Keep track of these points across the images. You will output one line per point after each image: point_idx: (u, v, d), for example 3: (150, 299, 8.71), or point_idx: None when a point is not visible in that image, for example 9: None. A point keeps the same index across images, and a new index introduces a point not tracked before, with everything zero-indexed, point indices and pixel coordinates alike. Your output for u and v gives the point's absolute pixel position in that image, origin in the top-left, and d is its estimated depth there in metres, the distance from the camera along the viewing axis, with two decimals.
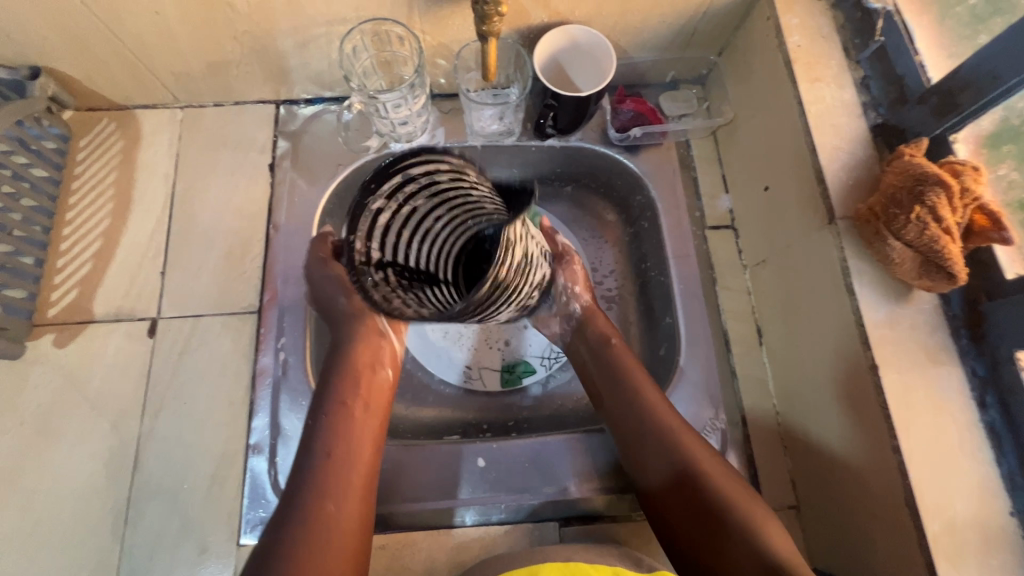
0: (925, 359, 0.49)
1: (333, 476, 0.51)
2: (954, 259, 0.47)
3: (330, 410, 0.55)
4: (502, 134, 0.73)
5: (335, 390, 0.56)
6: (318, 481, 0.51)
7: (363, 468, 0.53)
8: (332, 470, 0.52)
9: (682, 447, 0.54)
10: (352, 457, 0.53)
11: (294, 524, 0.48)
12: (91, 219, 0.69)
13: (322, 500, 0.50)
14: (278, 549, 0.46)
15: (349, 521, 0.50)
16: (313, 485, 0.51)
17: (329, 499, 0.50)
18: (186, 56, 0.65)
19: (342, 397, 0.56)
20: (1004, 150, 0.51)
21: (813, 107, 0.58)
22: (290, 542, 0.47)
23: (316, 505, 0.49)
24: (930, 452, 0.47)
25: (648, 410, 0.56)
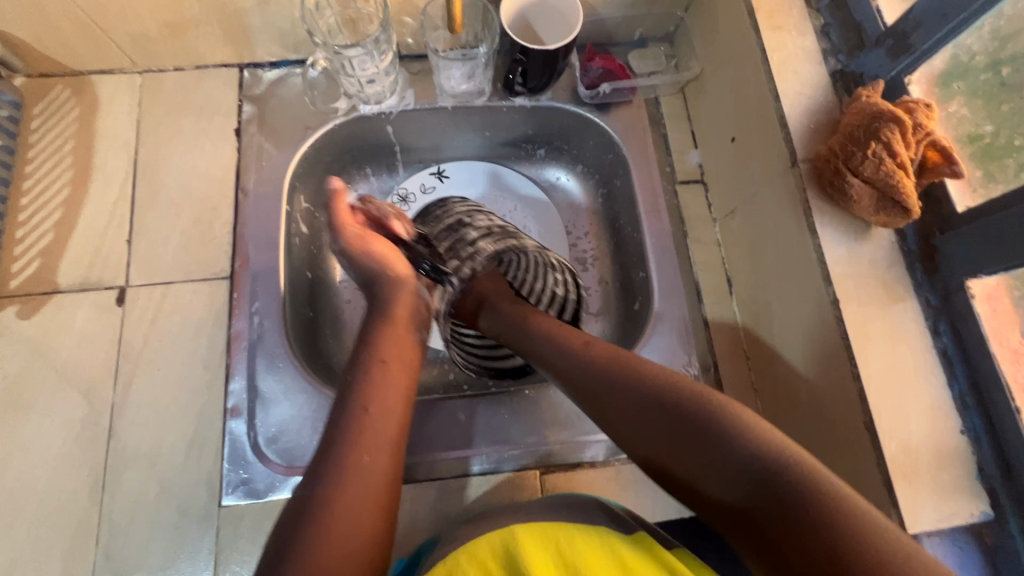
0: (883, 292, 0.51)
1: (370, 429, 0.47)
2: (908, 192, 0.48)
3: (368, 367, 0.52)
4: (471, 94, 0.74)
5: (378, 339, 0.55)
6: (356, 434, 0.47)
7: (398, 426, 0.49)
8: (370, 425, 0.47)
9: (668, 392, 0.47)
10: (386, 412, 0.49)
11: (325, 472, 0.44)
12: (50, 188, 0.67)
13: (356, 452, 0.45)
14: (311, 499, 0.43)
15: (380, 486, 0.45)
16: (348, 435, 0.47)
17: (363, 452, 0.46)
18: (142, 15, 0.63)
19: (381, 355, 0.53)
20: (954, 88, 0.52)
21: (775, 55, 0.59)
22: (323, 495, 0.43)
23: (349, 458, 0.45)
24: (888, 378, 0.49)
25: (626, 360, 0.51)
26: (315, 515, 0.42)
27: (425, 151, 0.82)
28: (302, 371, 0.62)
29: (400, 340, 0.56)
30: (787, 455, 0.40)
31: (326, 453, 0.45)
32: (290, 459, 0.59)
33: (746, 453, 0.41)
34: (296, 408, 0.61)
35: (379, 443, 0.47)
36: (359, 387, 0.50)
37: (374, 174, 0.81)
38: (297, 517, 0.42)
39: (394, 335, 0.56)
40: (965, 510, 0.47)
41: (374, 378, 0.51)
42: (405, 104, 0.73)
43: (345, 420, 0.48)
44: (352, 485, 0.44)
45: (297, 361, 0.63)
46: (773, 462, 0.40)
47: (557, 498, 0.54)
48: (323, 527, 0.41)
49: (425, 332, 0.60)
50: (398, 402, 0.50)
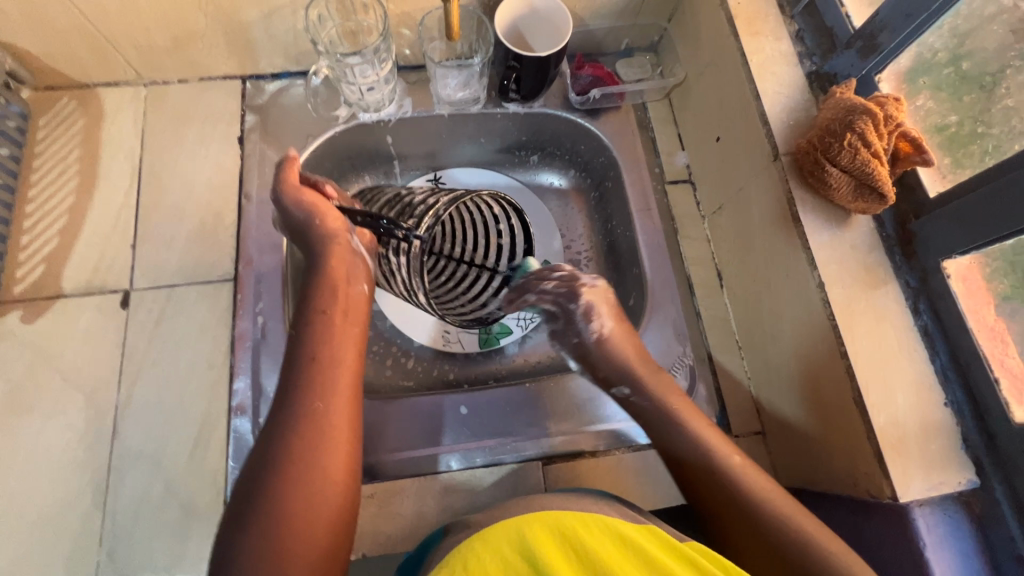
0: (866, 275, 0.54)
1: (321, 377, 0.49)
2: (883, 179, 0.51)
3: (310, 319, 0.53)
4: (467, 102, 0.77)
5: (317, 293, 0.55)
6: (312, 382, 0.48)
7: (349, 373, 0.51)
8: (321, 372, 0.49)
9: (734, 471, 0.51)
10: (336, 360, 0.51)
11: (280, 420, 0.46)
12: (56, 196, 0.69)
13: (311, 398, 0.47)
14: (274, 440, 0.45)
15: (339, 426, 0.47)
16: (303, 384, 0.48)
17: (316, 399, 0.47)
18: (149, 27, 0.66)
19: (323, 307, 0.54)
20: (920, 83, 0.55)
21: (754, 58, 0.63)
22: (286, 441, 0.45)
23: (306, 405, 0.47)
24: (874, 355, 0.51)
25: (680, 417, 0.56)
26: (282, 460, 0.44)
27: (421, 157, 0.85)
28: None
29: (341, 289, 0.56)
30: (818, 544, 0.45)
31: (281, 404, 0.47)
32: None
33: (789, 532, 0.46)
34: None
35: (334, 389, 0.48)
36: (308, 335, 0.52)
37: (370, 176, 0.84)
38: (264, 458, 0.44)
39: (333, 291, 0.55)
40: (954, 479, 0.49)
41: (317, 329, 0.52)
42: (403, 112, 0.77)
43: (299, 369, 0.49)
44: (307, 430, 0.46)
45: None
46: (783, 530, 0.47)
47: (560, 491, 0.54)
48: (289, 467, 0.44)
49: (369, 284, 0.58)
50: (348, 351, 0.52)
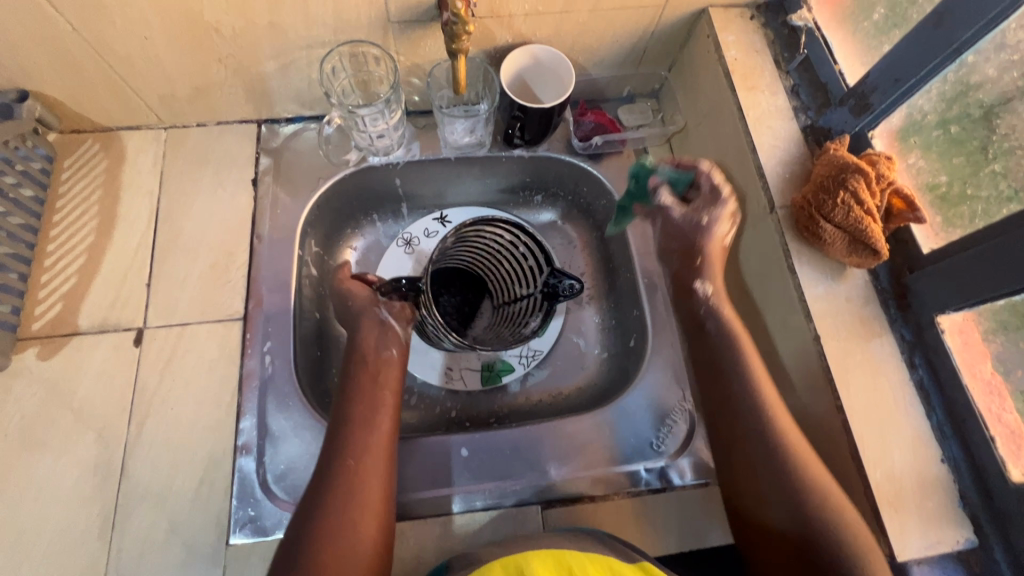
0: (861, 328, 0.55)
1: (354, 438, 0.56)
2: (876, 236, 0.53)
3: (344, 386, 0.61)
4: (473, 146, 0.80)
5: (350, 361, 0.63)
6: (345, 444, 0.55)
7: (379, 432, 0.57)
8: (353, 434, 0.56)
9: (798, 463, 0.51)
10: (367, 422, 0.57)
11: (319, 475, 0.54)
12: (77, 235, 0.71)
13: (343, 459, 0.54)
14: (315, 497, 0.52)
15: (367, 481, 0.54)
16: (336, 445, 0.55)
17: (349, 458, 0.54)
18: (173, 77, 0.69)
19: (353, 374, 0.62)
20: (911, 142, 0.57)
21: (751, 112, 0.65)
22: (323, 497, 0.52)
23: (339, 464, 0.54)
24: (869, 409, 0.52)
25: (780, 431, 0.53)
26: (318, 515, 0.51)
27: (428, 197, 0.87)
28: (310, 409, 0.65)
29: (372, 356, 0.63)
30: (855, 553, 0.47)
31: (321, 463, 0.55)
32: (297, 496, 0.61)
33: (832, 534, 0.48)
34: (304, 446, 0.63)
35: (365, 448, 0.55)
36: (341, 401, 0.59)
37: (379, 219, 0.86)
38: (306, 514, 0.52)
39: (363, 357, 0.62)
40: (951, 537, 0.49)
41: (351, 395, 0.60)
42: (411, 155, 0.80)
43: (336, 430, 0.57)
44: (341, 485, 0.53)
45: (306, 400, 0.65)
46: (823, 527, 0.48)
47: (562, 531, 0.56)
48: (323, 522, 0.50)
49: (400, 348, 0.64)
50: (380, 412, 0.59)
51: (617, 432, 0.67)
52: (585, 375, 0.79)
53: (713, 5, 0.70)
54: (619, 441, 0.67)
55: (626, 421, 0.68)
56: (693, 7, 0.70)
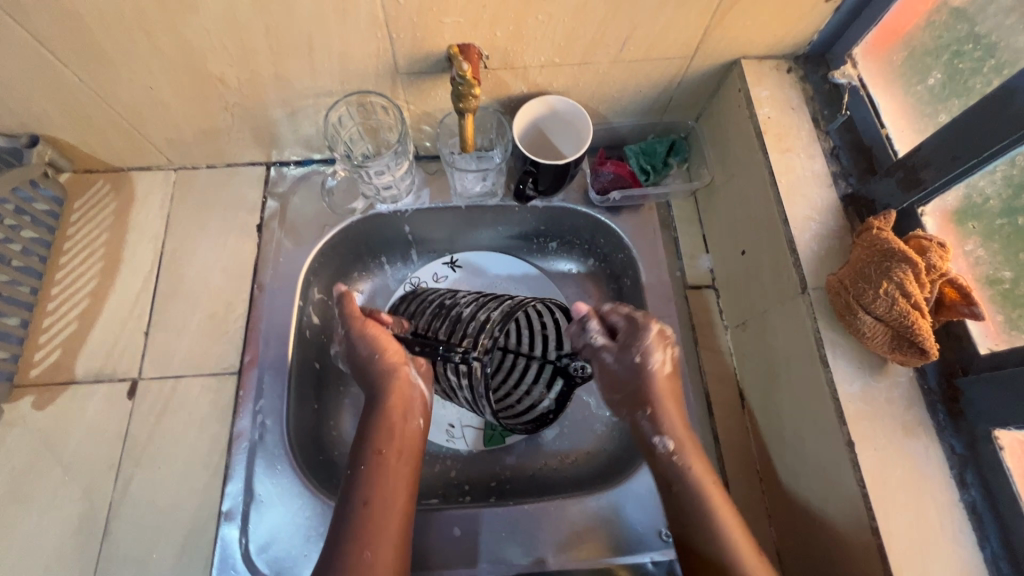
0: (903, 435, 0.49)
1: (372, 522, 0.53)
2: (925, 334, 0.46)
3: (365, 460, 0.57)
4: (484, 196, 0.77)
5: (375, 431, 0.60)
6: (362, 528, 0.53)
7: (396, 512, 0.55)
8: (373, 518, 0.54)
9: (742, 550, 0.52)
10: (386, 505, 0.55)
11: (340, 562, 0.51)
12: (81, 279, 0.71)
13: (358, 548, 0.51)
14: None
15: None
16: (351, 533, 0.52)
17: (365, 547, 0.51)
18: (180, 123, 0.68)
19: (377, 447, 0.58)
20: (970, 226, 0.50)
21: (784, 177, 0.59)
22: None
23: (354, 555, 0.51)
24: (909, 535, 0.46)
25: (714, 509, 0.54)
26: None
27: (440, 241, 0.84)
28: (299, 475, 0.62)
29: (398, 429, 0.60)
30: None
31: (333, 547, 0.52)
32: (279, 570, 0.59)
33: None
34: (290, 515, 0.60)
35: (381, 538, 0.53)
36: (358, 477, 0.56)
37: (388, 262, 0.84)
38: None
39: (387, 427, 0.60)
40: None
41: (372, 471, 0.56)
42: (420, 203, 0.77)
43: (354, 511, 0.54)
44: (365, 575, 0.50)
45: (295, 464, 0.63)
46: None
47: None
48: None
49: (424, 419, 0.63)
50: (395, 490, 0.56)
51: (623, 517, 0.62)
52: (594, 441, 0.74)
53: (746, 56, 0.64)
54: (625, 528, 0.62)
55: (633, 506, 0.62)
56: (723, 59, 0.65)
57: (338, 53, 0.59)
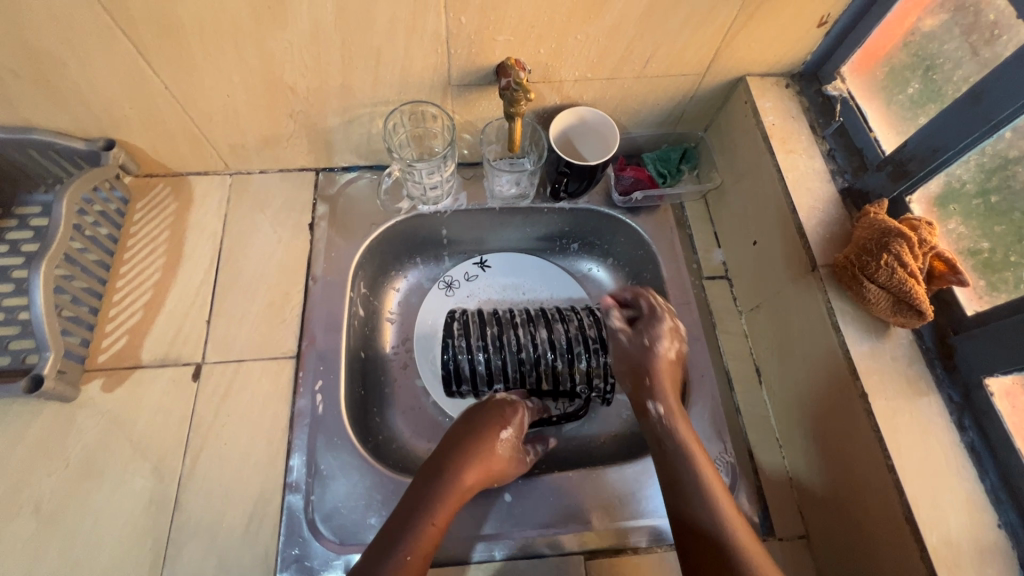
0: (908, 387, 0.56)
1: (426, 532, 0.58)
2: (921, 298, 0.54)
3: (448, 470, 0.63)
4: (517, 198, 0.84)
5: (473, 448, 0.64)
6: (415, 533, 0.57)
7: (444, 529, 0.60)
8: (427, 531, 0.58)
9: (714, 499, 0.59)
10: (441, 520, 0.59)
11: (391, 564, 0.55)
12: (144, 272, 0.75)
13: (405, 551, 0.56)
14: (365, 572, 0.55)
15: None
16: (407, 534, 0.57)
17: (408, 551, 0.56)
18: (246, 130, 0.75)
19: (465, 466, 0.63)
20: (950, 209, 0.59)
21: (790, 174, 0.68)
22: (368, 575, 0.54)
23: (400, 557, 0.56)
24: (922, 470, 0.52)
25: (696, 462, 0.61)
26: None
27: (469, 243, 0.92)
28: (359, 449, 0.67)
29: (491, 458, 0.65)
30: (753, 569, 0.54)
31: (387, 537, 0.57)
32: (344, 537, 0.62)
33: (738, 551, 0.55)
34: (350, 486, 0.64)
35: (424, 550, 0.57)
36: (438, 484, 0.62)
37: (423, 262, 0.91)
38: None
39: (486, 454, 0.64)
40: None
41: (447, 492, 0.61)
42: (458, 205, 0.84)
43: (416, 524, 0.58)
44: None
45: (354, 439, 0.67)
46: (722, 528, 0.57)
47: (610, 552, 0.64)
48: None
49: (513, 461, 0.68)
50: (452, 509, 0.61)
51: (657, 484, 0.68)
52: (622, 422, 0.80)
53: (750, 73, 0.74)
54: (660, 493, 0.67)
55: None
56: (730, 76, 0.75)
57: (400, 67, 0.67)
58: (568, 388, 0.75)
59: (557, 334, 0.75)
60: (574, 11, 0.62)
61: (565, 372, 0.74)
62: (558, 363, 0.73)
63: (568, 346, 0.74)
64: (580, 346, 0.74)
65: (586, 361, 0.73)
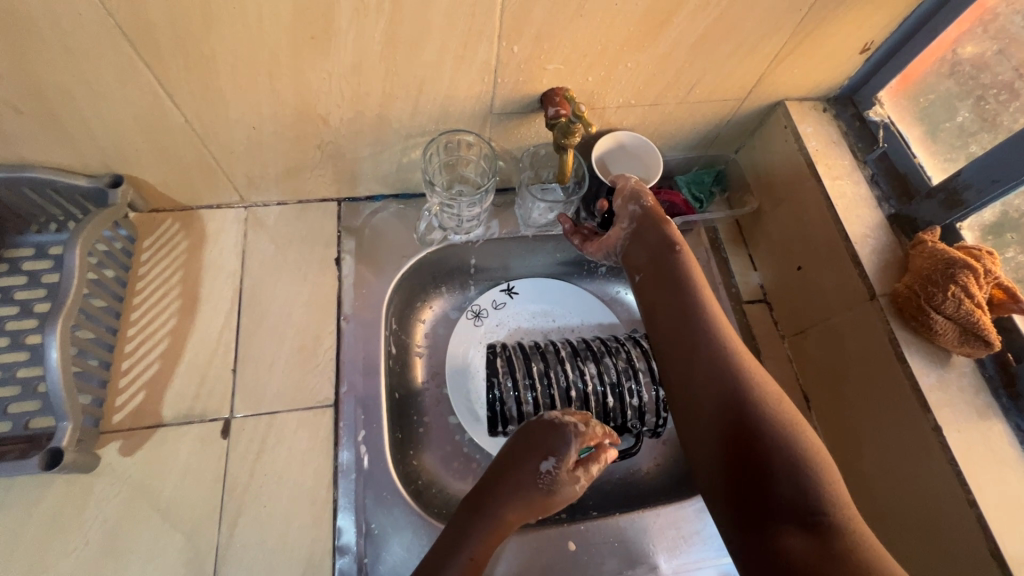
0: (978, 417, 0.56)
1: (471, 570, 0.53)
2: (988, 327, 0.55)
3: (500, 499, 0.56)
4: (550, 226, 0.81)
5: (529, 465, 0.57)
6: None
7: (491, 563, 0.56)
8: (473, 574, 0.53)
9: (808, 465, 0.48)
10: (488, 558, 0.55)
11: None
12: (158, 318, 0.69)
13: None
14: None
15: None
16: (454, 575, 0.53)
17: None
18: (268, 162, 0.69)
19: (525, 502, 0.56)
20: (1006, 237, 0.61)
21: (839, 201, 0.68)
22: None
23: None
24: (1002, 504, 0.53)
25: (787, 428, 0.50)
26: None
27: (495, 270, 0.88)
28: (410, 504, 0.63)
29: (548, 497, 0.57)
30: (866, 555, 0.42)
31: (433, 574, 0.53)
32: None
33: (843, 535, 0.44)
34: (406, 546, 0.61)
35: None
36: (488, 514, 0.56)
37: (447, 290, 0.87)
38: None
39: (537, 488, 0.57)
40: None
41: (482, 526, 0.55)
42: (490, 234, 0.81)
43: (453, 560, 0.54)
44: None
45: (404, 494, 0.63)
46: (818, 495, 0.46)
47: None
48: None
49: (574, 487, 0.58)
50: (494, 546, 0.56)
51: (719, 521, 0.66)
52: (665, 449, 0.78)
53: (788, 98, 0.74)
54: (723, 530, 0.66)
55: None
56: (769, 101, 0.74)
57: (443, 96, 0.63)
58: (620, 425, 0.72)
59: (605, 369, 0.73)
60: (629, 40, 0.60)
61: (617, 408, 0.71)
62: (609, 399, 0.71)
63: (619, 382, 0.72)
64: (631, 381, 0.72)
65: (638, 397, 0.71)
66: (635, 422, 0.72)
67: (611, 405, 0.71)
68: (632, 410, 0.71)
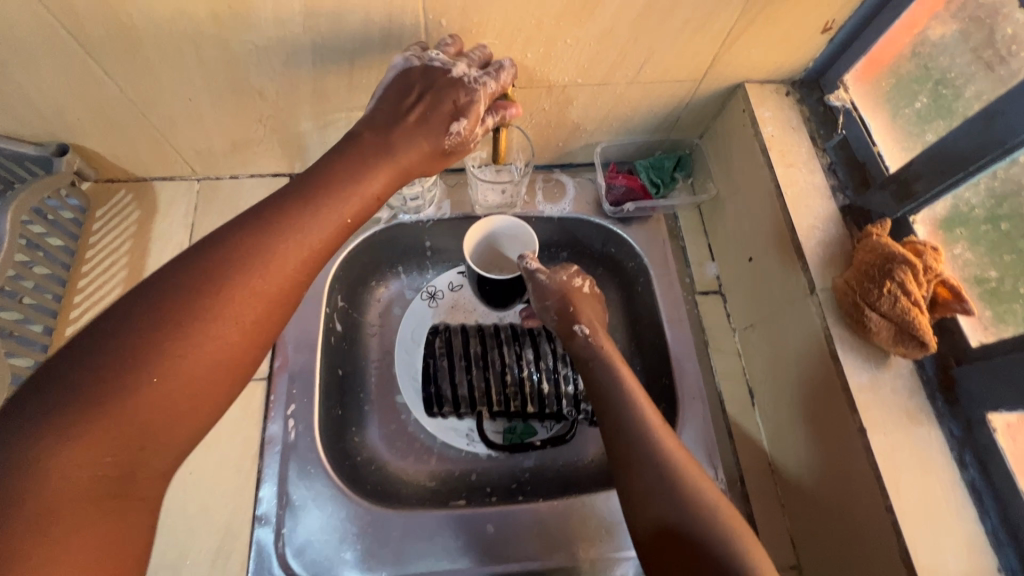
0: (907, 420, 0.54)
1: (218, 312, 0.41)
2: (924, 328, 0.52)
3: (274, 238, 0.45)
4: (503, 207, 0.80)
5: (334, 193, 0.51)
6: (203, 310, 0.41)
7: (259, 319, 0.44)
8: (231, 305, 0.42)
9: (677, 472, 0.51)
10: (248, 305, 0.43)
11: (171, 292, 0.40)
12: (105, 287, 0.71)
13: (174, 342, 0.39)
14: (123, 338, 0.38)
15: (234, 344, 0.42)
16: (185, 309, 0.40)
17: (178, 341, 0.39)
18: (211, 135, 0.70)
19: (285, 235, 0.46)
20: (957, 233, 0.56)
21: (789, 190, 0.65)
22: (128, 335, 0.38)
23: (157, 353, 0.38)
24: (920, 510, 0.51)
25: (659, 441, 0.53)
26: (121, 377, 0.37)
27: (454, 251, 0.86)
28: (333, 478, 0.64)
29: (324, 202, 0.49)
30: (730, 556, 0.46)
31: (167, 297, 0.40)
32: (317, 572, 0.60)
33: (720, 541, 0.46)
34: (324, 517, 0.62)
35: (204, 334, 0.40)
36: (252, 251, 0.44)
37: (405, 271, 0.86)
38: (80, 414, 0.35)
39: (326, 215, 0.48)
40: None
41: (375, 164, 0.53)
42: (441, 214, 0.81)
43: (258, 247, 0.44)
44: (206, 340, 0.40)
45: (328, 467, 0.64)
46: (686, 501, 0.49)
47: None
48: (141, 373, 0.38)
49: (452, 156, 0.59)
50: (270, 304, 0.44)
51: None
52: None
53: (749, 80, 0.70)
54: None
55: None
56: (728, 83, 0.71)
57: (376, 71, 0.62)
58: (555, 412, 0.71)
59: (542, 355, 0.72)
60: (564, 15, 0.57)
61: (551, 395, 0.71)
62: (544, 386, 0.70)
63: (555, 370, 0.71)
64: (567, 369, 0.71)
65: (574, 385, 0.71)
66: (570, 410, 0.71)
67: (545, 392, 0.70)
68: (567, 398, 0.71)
